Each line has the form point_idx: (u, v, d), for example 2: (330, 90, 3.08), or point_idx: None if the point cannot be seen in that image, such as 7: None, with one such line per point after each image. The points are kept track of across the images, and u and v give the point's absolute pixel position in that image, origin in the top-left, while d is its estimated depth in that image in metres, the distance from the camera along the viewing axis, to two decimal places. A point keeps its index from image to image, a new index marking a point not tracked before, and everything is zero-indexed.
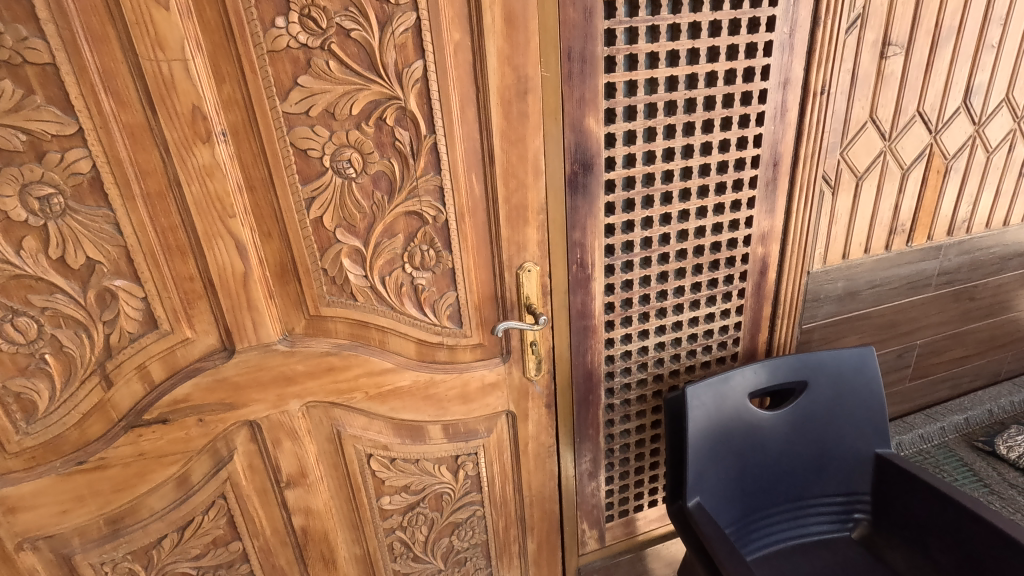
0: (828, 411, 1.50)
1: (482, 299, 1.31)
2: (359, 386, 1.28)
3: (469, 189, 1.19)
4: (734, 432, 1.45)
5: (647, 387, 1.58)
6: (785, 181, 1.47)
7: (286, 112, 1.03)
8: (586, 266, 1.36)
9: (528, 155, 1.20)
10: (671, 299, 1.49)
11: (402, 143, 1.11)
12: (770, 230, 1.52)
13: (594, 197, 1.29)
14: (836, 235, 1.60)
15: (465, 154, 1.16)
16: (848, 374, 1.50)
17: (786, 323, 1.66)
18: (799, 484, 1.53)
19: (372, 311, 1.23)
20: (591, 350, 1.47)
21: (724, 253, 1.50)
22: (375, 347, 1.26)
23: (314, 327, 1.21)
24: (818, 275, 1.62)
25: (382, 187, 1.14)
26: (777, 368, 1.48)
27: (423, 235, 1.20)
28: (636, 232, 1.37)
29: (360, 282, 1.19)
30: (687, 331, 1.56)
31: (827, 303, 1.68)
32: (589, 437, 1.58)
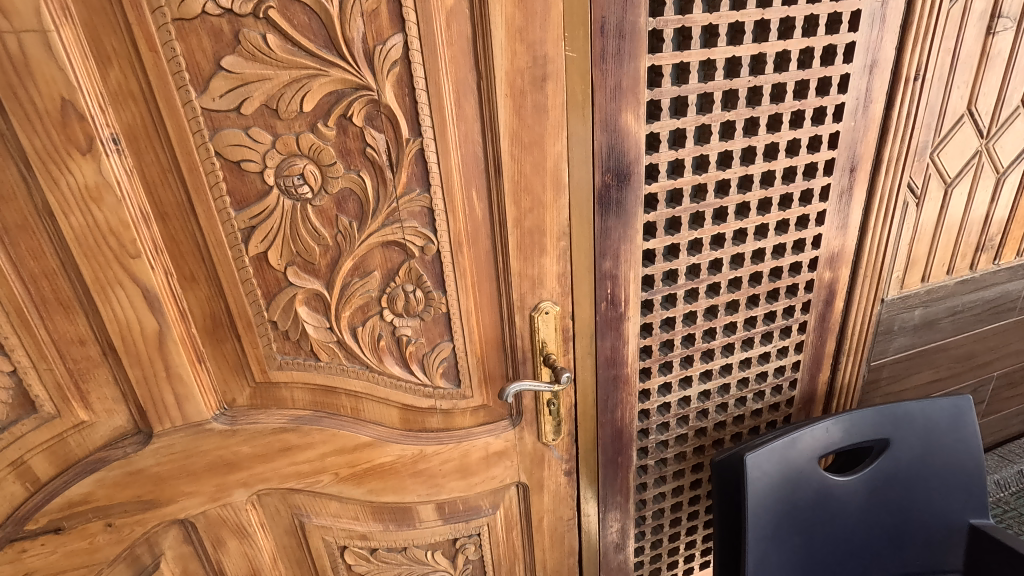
0: (915, 475, 1.21)
1: (485, 349, 1.01)
2: (327, 466, 0.98)
3: (468, 210, 0.90)
4: (800, 504, 1.16)
5: (688, 444, 1.29)
6: (863, 191, 1.17)
7: (207, 109, 0.72)
8: (618, 303, 1.06)
9: (546, 163, 0.90)
10: (720, 339, 1.20)
11: (375, 151, 0.81)
12: (840, 251, 1.22)
13: (631, 218, 0.99)
14: (917, 255, 1.30)
15: (462, 164, 0.86)
16: (937, 428, 1.21)
17: (852, 361, 1.37)
18: (879, 564, 1.23)
19: (341, 372, 0.93)
20: (622, 404, 1.18)
21: (786, 280, 1.20)
22: (346, 416, 0.97)
23: (264, 396, 0.90)
24: (893, 303, 1.33)
25: (350, 211, 0.83)
26: (855, 422, 1.19)
27: (407, 273, 0.90)
28: (682, 259, 1.07)
29: (323, 336, 0.89)
30: (737, 377, 1.26)
31: (901, 335, 1.39)
32: (616, 505, 1.29)
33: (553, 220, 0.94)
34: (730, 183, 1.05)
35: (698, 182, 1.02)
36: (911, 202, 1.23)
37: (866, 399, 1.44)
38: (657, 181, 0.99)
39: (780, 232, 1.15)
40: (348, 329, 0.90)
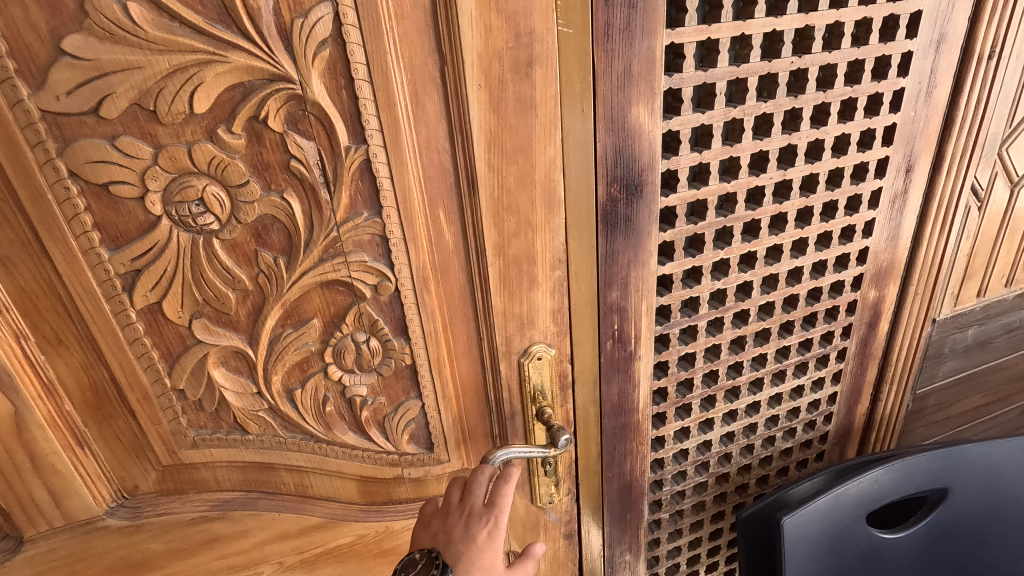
0: (978, 529, 1.02)
1: (463, 405, 0.81)
2: (267, 556, 0.79)
3: (434, 236, 0.69)
4: (844, 568, 0.97)
5: (708, 493, 1.10)
6: (919, 194, 0.97)
7: (49, 112, 0.51)
8: (627, 341, 0.86)
9: (535, 174, 0.70)
10: (748, 375, 1.00)
11: (303, 165, 0.60)
12: (889, 266, 1.02)
13: (643, 238, 0.79)
14: (976, 266, 1.11)
15: (424, 178, 0.66)
16: (1004, 473, 1.02)
17: (896, 389, 1.18)
18: None
19: (277, 445, 0.73)
20: (631, 456, 0.98)
21: (826, 303, 0.99)
22: (289, 495, 0.77)
23: (176, 480, 0.70)
24: (946, 323, 1.14)
25: (274, 244, 0.63)
26: (912, 468, 0.99)
27: (357, 319, 0.70)
28: (706, 285, 0.86)
29: (249, 403, 0.69)
30: (766, 415, 1.07)
31: (952, 358, 1.19)
32: (624, 566, 1.10)
33: (544, 245, 0.74)
34: (764, 190, 0.85)
35: (726, 191, 0.81)
36: (974, 206, 1.03)
37: (909, 430, 1.26)
38: (675, 191, 0.78)
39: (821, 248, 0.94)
40: (283, 392, 0.70)
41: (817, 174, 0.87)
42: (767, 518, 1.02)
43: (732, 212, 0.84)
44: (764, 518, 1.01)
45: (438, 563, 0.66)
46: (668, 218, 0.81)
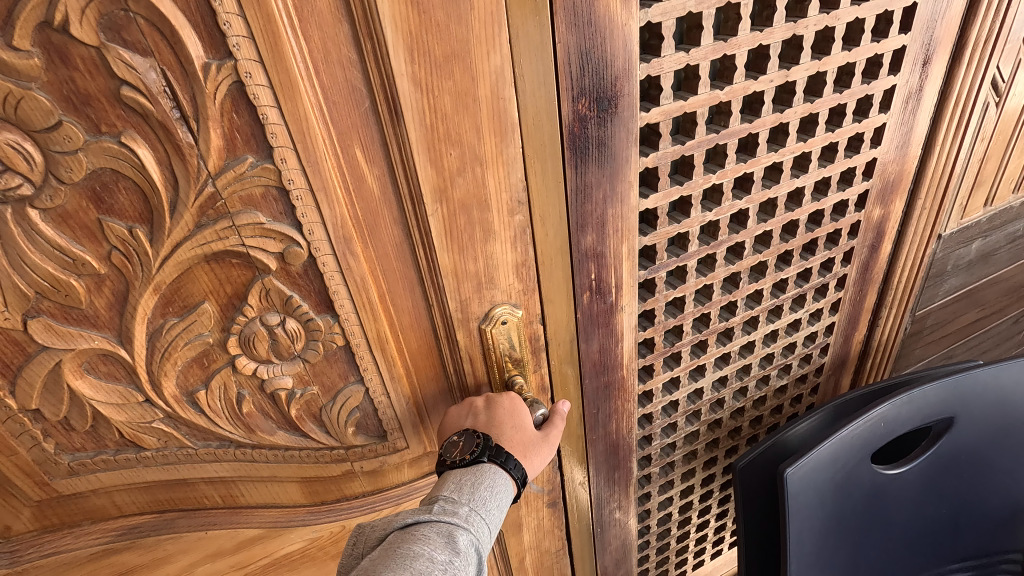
0: (983, 455, 0.96)
1: (417, 384, 0.68)
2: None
3: (352, 184, 0.53)
4: (847, 510, 0.90)
5: (699, 441, 1.02)
6: (936, 92, 0.83)
7: None
8: (608, 291, 0.72)
9: (479, 89, 0.53)
10: (742, 316, 0.89)
11: (141, 93, 0.42)
12: (897, 179, 0.89)
13: (622, 166, 0.63)
14: (986, 174, 0.99)
15: (326, 105, 0.48)
16: (1014, 397, 0.94)
17: (895, 313, 1.08)
18: (932, 556, 0.99)
19: (186, 458, 0.59)
20: (616, 415, 0.87)
21: (828, 228, 0.87)
22: (216, 510, 0.64)
23: (61, 513, 0.57)
24: (951, 238, 1.03)
25: (125, 210, 0.46)
26: (923, 402, 0.89)
27: (265, 298, 0.54)
28: (695, 218, 0.72)
29: (137, 414, 0.54)
30: (760, 355, 0.97)
31: (953, 275, 1.10)
32: (615, 523, 1.03)
33: (499, 183, 0.58)
34: (762, 97, 0.69)
35: (718, 101, 0.65)
36: (992, 101, 0.89)
37: (904, 353, 1.18)
38: (658, 104, 0.62)
39: (825, 164, 0.81)
40: (181, 397, 0.55)
41: (824, 73, 0.71)
42: (765, 464, 0.94)
43: (726, 127, 0.68)
44: (759, 464, 0.93)
45: (479, 439, 0.62)
46: (650, 138, 0.66)
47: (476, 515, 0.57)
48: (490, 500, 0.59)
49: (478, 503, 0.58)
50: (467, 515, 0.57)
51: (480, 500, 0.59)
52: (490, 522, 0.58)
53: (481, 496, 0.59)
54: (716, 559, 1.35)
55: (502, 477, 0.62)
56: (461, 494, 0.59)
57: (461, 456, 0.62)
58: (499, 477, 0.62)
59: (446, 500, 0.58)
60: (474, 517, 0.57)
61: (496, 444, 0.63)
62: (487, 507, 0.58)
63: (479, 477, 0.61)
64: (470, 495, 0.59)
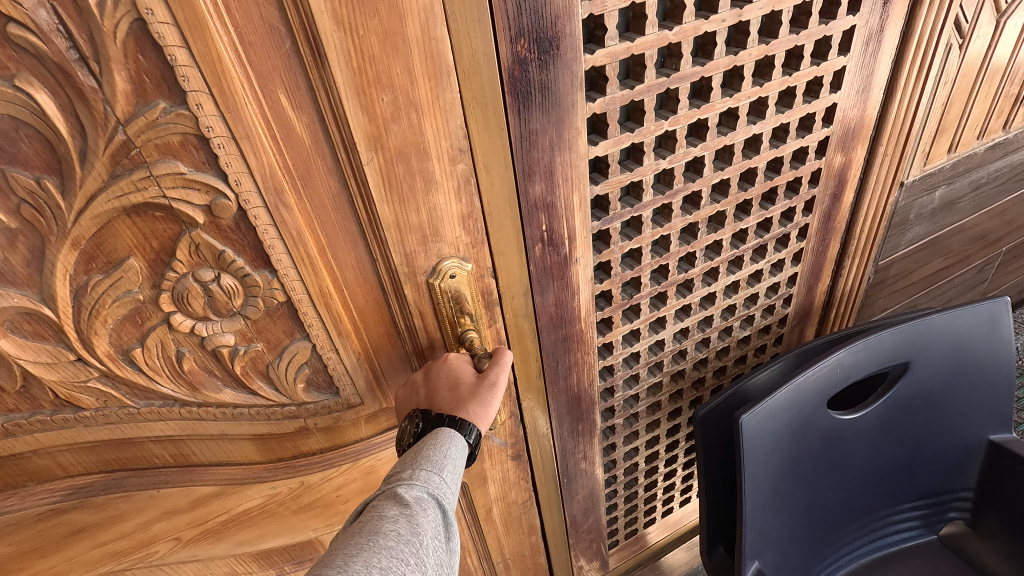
0: (937, 399, 0.97)
1: (368, 340, 0.68)
2: (156, 536, 0.67)
3: (278, 133, 0.51)
4: (803, 453, 0.91)
5: (664, 392, 1.04)
6: (896, 33, 0.80)
7: None
8: (560, 242, 0.72)
9: (409, 27, 0.50)
10: (701, 267, 0.88)
11: (30, 30, 0.39)
12: (857, 126, 0.88)
13: (568, 112, 0.62)
14: (949, 121, 0.98)
15: (243, 47, 0.46)
16: (969, 343, 0.95)
17: (858, 264, 1.09)
18: (883, 493, 1.02)
19: (128, 417, 0.58)
20: (577, 367, 0.88)
21: (786, 177, 0.86)
22: (167, 467, 0.64)
23: (3, 473, 0.57)
24: (913, 186, 1.02)
25: (31, 159, 0.44)
26: (877, 348, 0.91)
27: (195, 253, 0.52)
28: (648, 166, 0.71)
29: (70, 373, 0.53)
30: (722, 307, 0.98)
31: (915, 225, 1.10)
32: (582, 472, 1.05)
33: (438, 129, 0.56)
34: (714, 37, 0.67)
35: (668, 42, 0.63)
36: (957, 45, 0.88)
37: (867, 302, 1.19)
38: (604, 45, 0.60)
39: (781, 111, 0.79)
40: (116, 354, 0.54)
41: (778, 12, 0.69)
42: (724, 410, 0.96)
43: (677, 71, 0.66)
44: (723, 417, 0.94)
45: (417, 418, 0.64)
46: (597, 83, 0.64)
47: (419, 469, 0.57)
48: (434, 453, 0.60)
49: (421, 461, 0.59)
50: (412, 474, 0.57)
51: (425, 459, 0.59)
52: (439, 469, 0.58)
53: (424, 454, 0.59)
54: (685, 505, 1.40)
55: (445, 433, 0.62)
56: (404, 463, 0.59)
57: (409, 439, 0.64)
58: (440, 433, 0.62)
59: (392, 475, 0.59)
60: (420, 473, 0.57)
61: (435, 414, 0.64)
62: (432, 460, 0.59)
63: (419, 444, 0.61)
64: (413, 459, 0.59)
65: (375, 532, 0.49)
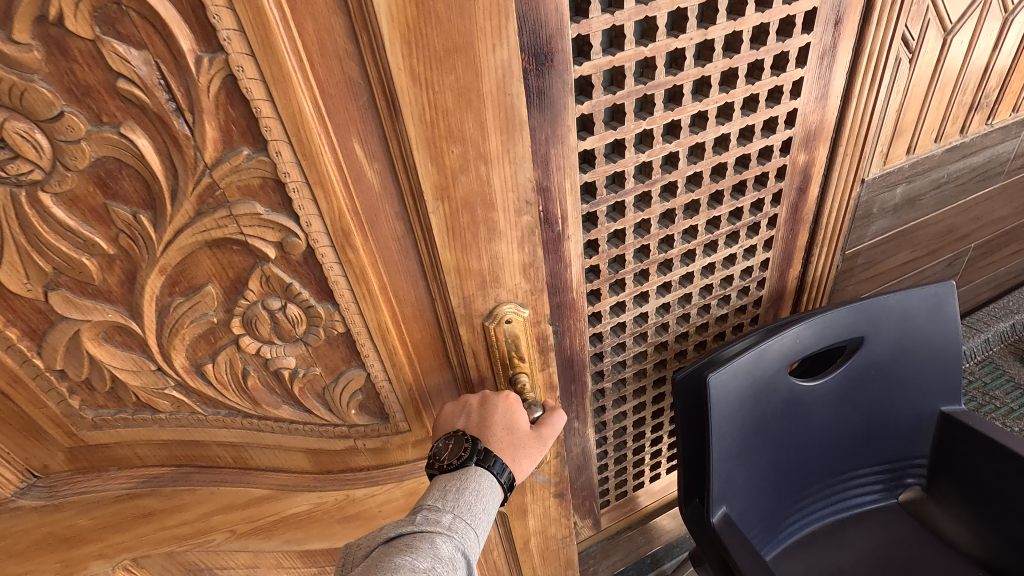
0: (895, 371, 0.90)
1: (419, 373, 0.69)
2: (214, 527, 0.73)
3: (350, 179, 0.52)
4: (767, 415, 0.84)
5: (649, 359, 0.95)
6: (852, 44, 0.70)
7: None
8: (553, 223, 0.66)
9: (485, 84, 0.50)
10: (681, 246, 0.80)
11: (134, 83, 0.42)
12: (820, 126, 0.77)
13: (561, 112, 0.58)
14: (906, 124, 0.85)
15: (324, 101, 0.48)
16: (919, 319, 0.88)
17: (826, 254, 0.94)
18: (842, 461, 0.94)
19: (195, 422, 0.63)
20: (567, 331, 0.78)
21: (756, 172, 0.76)
22: (228, 468, 0.69)
23: (91, 459, 0.63)
24: (874, 182, 0.88)
25: (129, 195, 0.48)
26: (830, 321, 0.84)
27: (265, 284, 0.55)
28: (629, 160, 0.67)
29: (151, 380, 0.58)
30: (701, 285, 0.88)
31: (879, 219, 0.95)
32: (577, 432, 0.94)
33: (507, 181, 0.56)
34: (713, 43, 0.63)
35: (643, 57, 0.59)
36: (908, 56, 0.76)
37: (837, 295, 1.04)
38: (590, 57, 0.57)
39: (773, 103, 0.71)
40: (190, 367, 0.59)
41: (745, 30, 0.63)
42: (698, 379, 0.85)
43: (652, 79, 0.62)
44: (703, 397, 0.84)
45: (468, 442, 0.63)
46: (585, 88, 0.61)
47: (459, 521, 0.57)
48: (475, 504, 0.59)
49: (462, 509, 0.58)
50: (450, 522, 0.56)
51: (464, 505, 0.59)
52: (476, 526, 0.58)
53: (466, 501, 0.59)
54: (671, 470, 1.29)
55: (489, 480, 0.62)
56: (445, 501, 0.59)
57: (450, 459, 0.62)
58: (485, 479, 0.61)
59: (429, 507, 0.58)
60: (458, 524, 0.57)
61: (484, 447, 0.63)
62: (471, 512, 0.58)
63: (463, 483, 0.61)
64: (455, 501, 0.59)
65: None
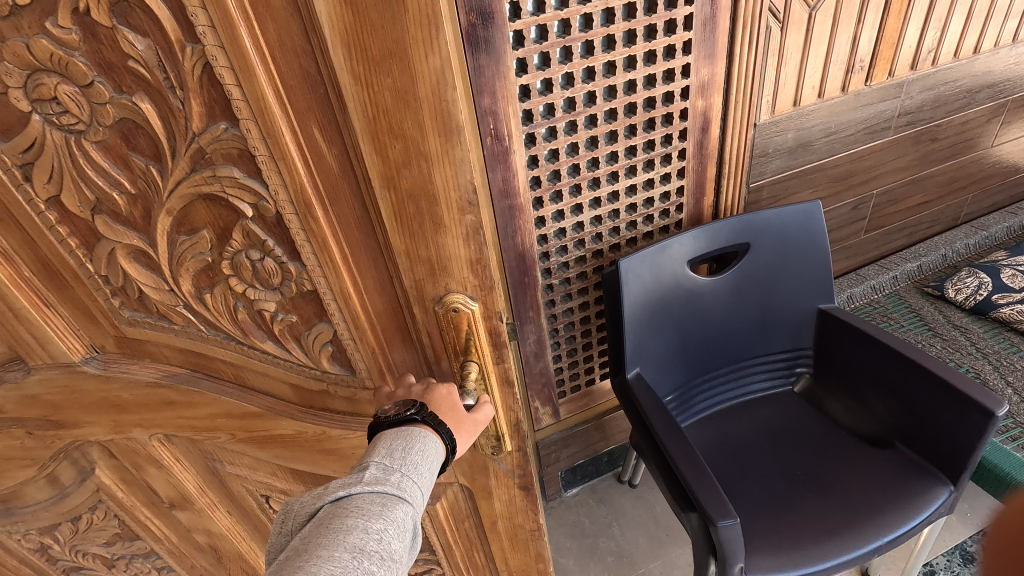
0: (776, 276, 1.37)
1: (382, 342, 0.76)
2: (220, 426, 0.89)
3: (310, 160, 0.60)
4: (673, 300, 1.30)
5: (587, 265, 1.37)
6: (726, 13, 1.12)
7: None
8: (503, 138, 1.08)
9: (420, 87, 0.54)
10: (604, 168, 1.23)
11: (138, 64, 0.54)
12: (711, 79, 1.19)
13: (501, 55, 0.98)
14: (786, 78, 1.32)
15: (284, 90, 0.55)
16: (793, 232, 1.34)
17: (733, 186, 1.40)
18: (744, 346, 1.43)
19: (200, 338, 0.78)
20: (520, 231, 1.21)
21: (660, 112, 1.20)
22: (230, 381, 0.84)
23: (132, 347, 0.81)
24: (765, 127, 1.36)
25: (144, 149, 0.61)
26: (717, 228, 1.30)
27: (246, 237, 0.66)
28: (557, 94, 1.09)
29: (166, 297, 0.73)
30: (625, 202, 1.31)
31: (777, 158, 1.43)
32: (530, 319, 1.36)
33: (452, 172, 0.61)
34: (616, 11, 1.06)
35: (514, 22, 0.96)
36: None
37: None
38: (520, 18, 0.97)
39: (668, 60, 1.15)
40: (194, 294, 0.72)
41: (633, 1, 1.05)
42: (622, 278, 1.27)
43: (570, 34, 1.04)
44: None
45: (416, 403, 0.69)
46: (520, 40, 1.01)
47: (407, 479, 0.63)
48: (421, 462, 0.65)
49: (409, 468, 0.64)
50: (399, 480, 0.62)
51: (409, 464, 0.64)
52: (423, 480, 0.64)
53: (412, 460, 0.64)
54: None
55: (432, 440, 0.67)
56: (393, 459, 0.64)
57: (396, 414, 0.68)
58: (429, 439, 0.67)
59: (378, 465, 0.63)
60: (406, 481, 0.63)
61: (429, 410, 0.69)
62: (417, 468, 0.64)
63: (409, 443, 0.65)
64: (402, 460, 0.64)
65: (360, 549, 0.55)
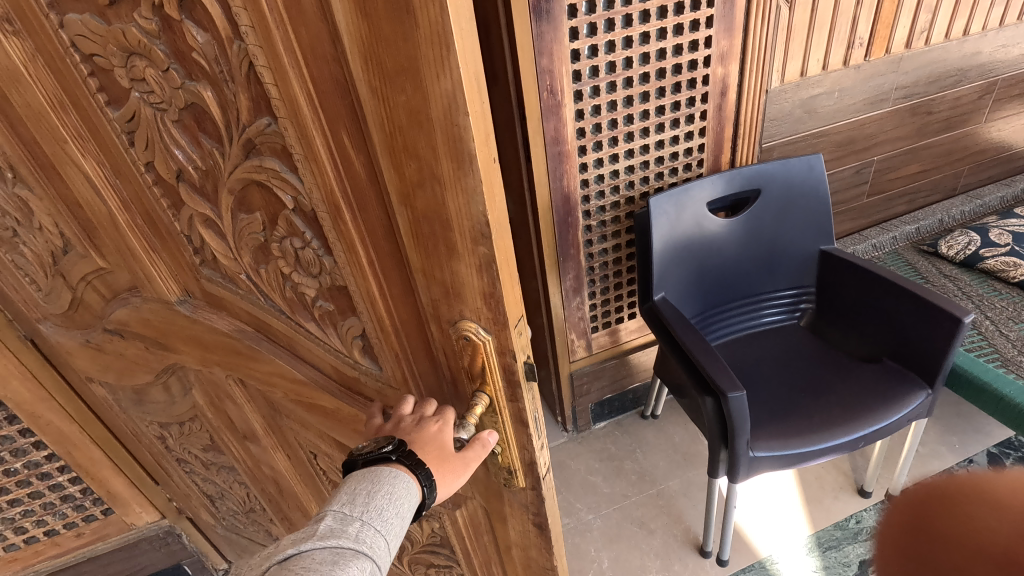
0: (778, 228, 1.39)
1: (403, 346, 0.76)
2: (275, 387, 0.97)
3: (336, 166, 0.60)
4: (691, 239, 1.33)
5: (621, 210, 1.44)
6: None
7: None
8: (557, 92, 1.20)
9: (427, 111, 0.51)
10: (638, 122, 1.31)
11: (201, 57, 0.59)
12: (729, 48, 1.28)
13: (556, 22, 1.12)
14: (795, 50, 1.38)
15: (312, 96, 0.55)
16: (797, 180, 1.36)
17: (748, 146, 1.46)
18: (750, 284, 1.44)
19: (258, 305, 0.85)
20: (567, 173, 1.32)
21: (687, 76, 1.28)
22: (285, 352, 0.91)
23: (214, 298, 0.91)
24: (776, 93, 1.42)
25: (210, 132, 0.66)
26: (734, 174, 1.33)
27: (290, 225, 0.70)
28: (601, 58, 1.19)
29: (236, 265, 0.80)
30: (655, 155, 1.38)
31: (784, 123, 1.48)
32: (570, 258, 1.46)
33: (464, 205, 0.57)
34: None
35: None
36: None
37: None
38: None
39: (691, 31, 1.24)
40: (256, 267, 0.79)
41: None
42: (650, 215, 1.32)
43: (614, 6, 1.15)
44: None
45: (394, 440, 0.70)
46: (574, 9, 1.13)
47: (366, 528, 0.62)
48: (386, 508, 0.64)
49: (371, 515, 0.63)
50: (358, 530, 0.62)
51: (373, 511, 0.64)
52: (386, 529, 0.63)
53: (377, 506, 0.64)
54: None
55: (403, 480, 0.66)
56: (355, 507, 0.64)
57: (370, 451, 0.69)
58: (397, 481, 0.66)
59: (337, 515, 0.63)
60: (366, 530, 0.62)
61: (408, 449, 0.69)
62: (380, 516, 0.64)
63: (374, 486, 0.65)
64: (365, 506, 0.64)
65: None
